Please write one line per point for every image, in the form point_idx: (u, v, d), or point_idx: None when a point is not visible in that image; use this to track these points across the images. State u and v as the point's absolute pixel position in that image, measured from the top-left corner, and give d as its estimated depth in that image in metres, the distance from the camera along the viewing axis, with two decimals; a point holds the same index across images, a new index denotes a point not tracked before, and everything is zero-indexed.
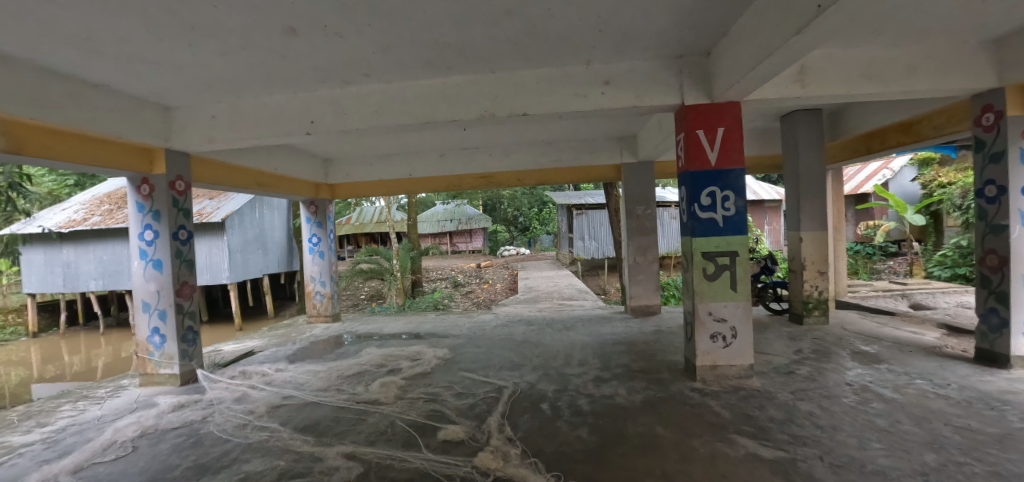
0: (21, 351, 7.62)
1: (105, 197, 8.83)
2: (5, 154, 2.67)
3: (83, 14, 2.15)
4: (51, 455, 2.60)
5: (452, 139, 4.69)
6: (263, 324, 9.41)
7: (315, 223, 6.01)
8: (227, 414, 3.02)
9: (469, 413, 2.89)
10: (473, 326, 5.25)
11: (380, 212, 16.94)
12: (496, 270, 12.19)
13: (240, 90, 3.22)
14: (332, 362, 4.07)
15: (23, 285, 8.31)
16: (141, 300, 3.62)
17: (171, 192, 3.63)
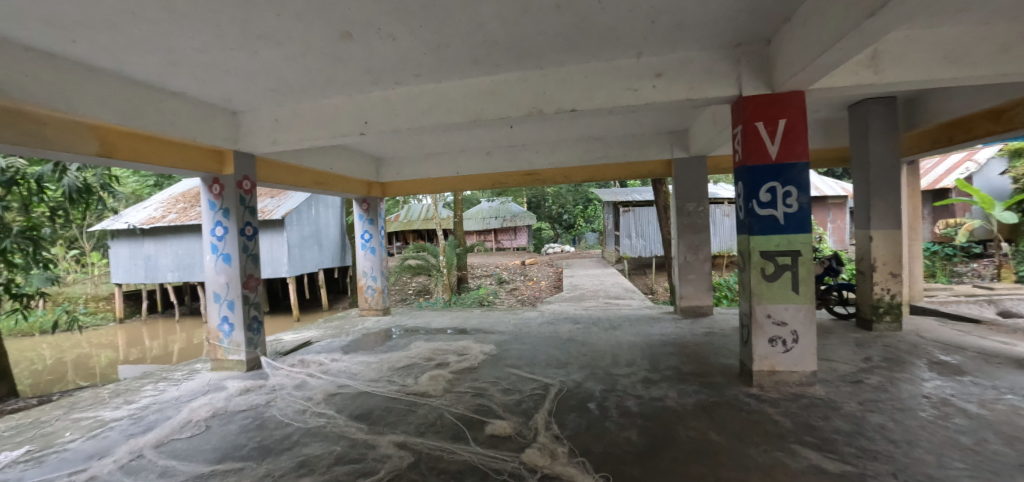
0: (109, 335, 8.45)
1: (180, 197, 9.62)
2: (98, 157, 3.01)
3: (164, 28, 2.33)
4: (137, 429, 2.87)
5: (499, 137, 4.71)
6: (317, 316, 9.91)
7: (367, 220, 6.21)
8: (288, 400, 3.20)
9: (516, 409, 2.90)
10: (519, 322, 5.27)
11: (428, 209, 17.42)
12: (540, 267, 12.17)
13: (299, 94, 3.39)
14: (382, 354, 4.21)
15: (111, 275, 9.21)
16: (213, 291, 3.91)
17: (239, 191, 3.88)
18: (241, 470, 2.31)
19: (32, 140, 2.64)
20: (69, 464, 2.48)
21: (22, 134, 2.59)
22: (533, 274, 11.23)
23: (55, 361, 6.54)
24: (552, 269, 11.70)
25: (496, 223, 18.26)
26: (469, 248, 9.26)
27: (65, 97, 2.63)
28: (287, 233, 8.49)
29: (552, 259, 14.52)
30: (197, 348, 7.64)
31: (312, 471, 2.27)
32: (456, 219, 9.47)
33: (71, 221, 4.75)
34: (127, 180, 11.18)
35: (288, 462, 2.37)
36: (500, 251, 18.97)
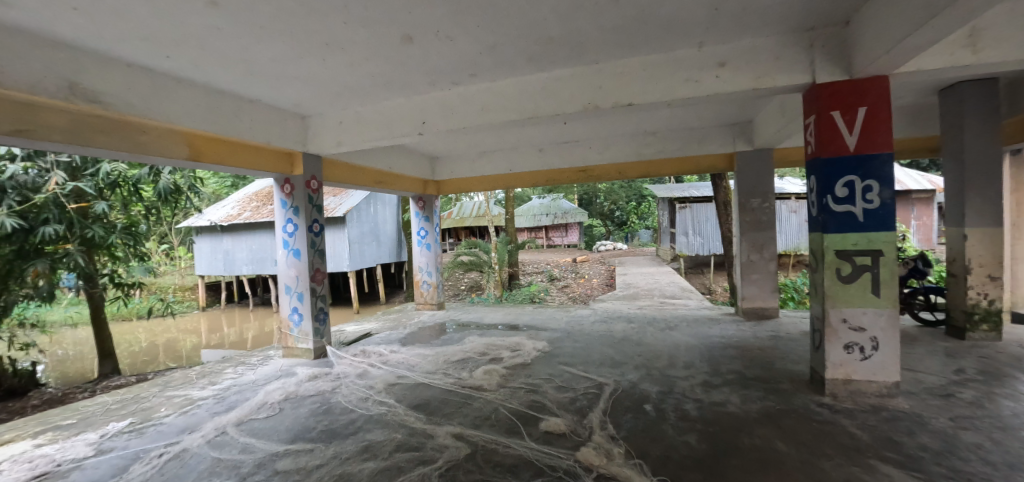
0: (193, 322, 9.34)
1: (253, 196, 10.43)
2: (187, 161, 3.32)
3: (244, 40, 2.52)
4: (220, 408, 3.15)
5: (553, 134, 4.70)
6: (375, 309, 10.40)
7: (423, 217, 6.41)
8: (352, 387, 3.38)
9: (571, 407, 2.89)
10: (572, 320, 5.24)
11: (479, 206, 17.74)
12: (591, 265, 12.01)
13: (361, 97, 3.55)
14: (438, 347, 4.35)
15: (196, 268, 10.16)
16: (284, 283, 4.20)
17: (307, 190, 4.14)
18: (312, 451, 2.47)
19: (130, 146, 2.97)
20: (165, 436, 2.76)
21: (121, 140, 2.92)
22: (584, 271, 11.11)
23: (150, 343, 7.32)
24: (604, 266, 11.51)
25: (546, 220, 18.14)
26: (520, 245, 9.30)
27: (160, 107, 2.92)
28: (347, 230, 8.95)
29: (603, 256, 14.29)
30: (268, 335, 8.27)
31: (375, 455, 2.39)
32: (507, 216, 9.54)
33: (163, 218, 5.28)
34: (209, 181, 12.29)
35: (354, 446, 2.51)
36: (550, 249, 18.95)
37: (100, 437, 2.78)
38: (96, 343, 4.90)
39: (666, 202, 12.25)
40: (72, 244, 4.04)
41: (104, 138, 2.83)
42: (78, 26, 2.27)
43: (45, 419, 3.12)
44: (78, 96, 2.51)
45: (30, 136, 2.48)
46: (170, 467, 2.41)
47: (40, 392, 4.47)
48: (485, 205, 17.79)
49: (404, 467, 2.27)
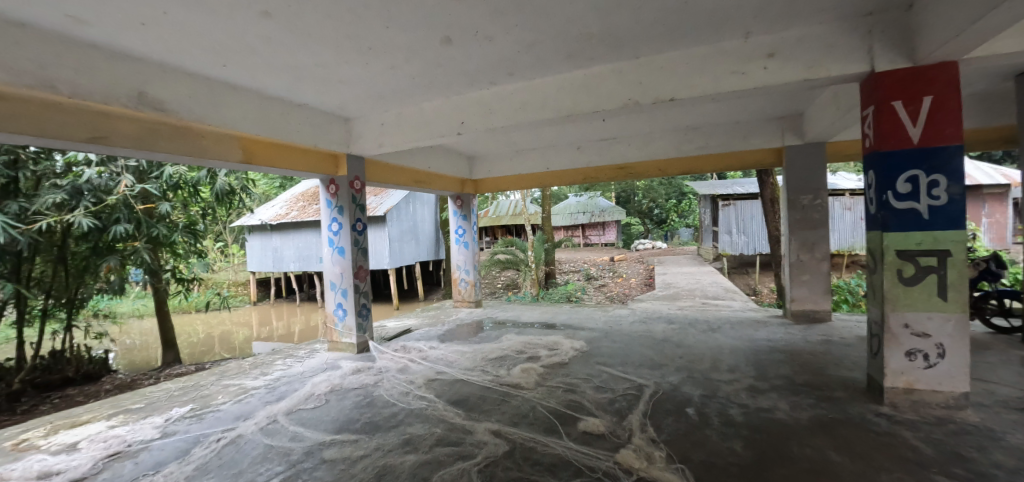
0: (245, 315, 9.91)
1: (299, 196, 10.92)
2: (241, 163, 3.52)
3: (293, 48, 2.63)
4: (271, 398, 3.32)
5: (591, 131, 4.65)
6: (413, 306, 10.66)
7: (461, 216, 6.50)
8: (393, 381, 3.49)
9: (609, 408, 2.85)
10: (610, 319, 5.18)
11: (516, 205, 17.83)
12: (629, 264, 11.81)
13: (401, 99, 3.64)
14: (476, 345, 4.40)
15: (248, 265, 10.75)
16: (330, 280, 4.37)
17: (351, 190, 4.29)
18: (357, 442, 2.57)
19: (192, 151, 3.18)
20: (223, 422, 2.95)
21: (183, 146, 3.14)
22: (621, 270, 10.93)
23: (207, 335, 7.83)
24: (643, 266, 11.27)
25: (583, 219, 17.99)
26: (557, 243, 9.25)
27: (217, 114, 3.10)
28: (388, 228, 9.22)
29: (641, 255, 14.01)
30: (313, 329, 8.64)
31: (416, 448, 2.46)
32: (543, 214, 9.52)
33: (218, 217, 5.61)
34: (260, 182, 12.99)
35: (396, 439, 2.58)
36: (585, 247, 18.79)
37: (166, 421, 3.01)
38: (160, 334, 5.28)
39: (708, 200, 11.87)
40: (140, 242, 4.36)
41: (168, 143, 3.05)
42: (145, 40, 2.45)
43: (118, 402, 3.40)
44: (145, 105, 2.71)
45: (105, 143, 2.72)
46: (227, 452, 2.57)
47: (113, 378, 4.86)
48: (521, 204, 17.89)
49: (444, 461, 2.32)
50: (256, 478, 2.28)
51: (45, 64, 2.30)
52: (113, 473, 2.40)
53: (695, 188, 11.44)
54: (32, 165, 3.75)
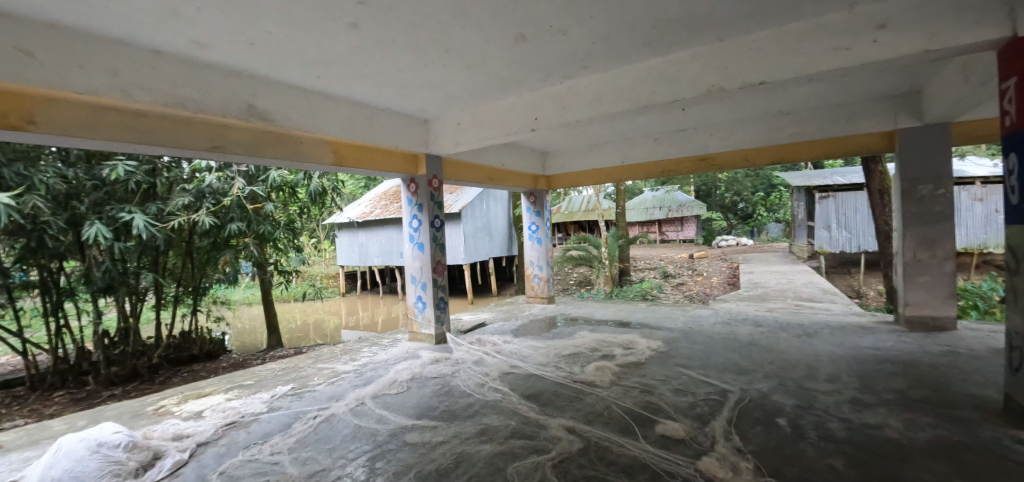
0: (335, 305, 10.85)
1: (381, 195, 11.70)
2: (333, 166, 3.83)
3: (378, 55, 2.81)
4: (359, 382, 3.59)
5: (669, 122, 4.44)
6: (486, 301, 10.94)
7: (534, 212, 6.55)
8: (469, 373, 3.61)
9: (689, 413, 2.71)
10: (690, 320, 4.92)
11: (588, 201, 17.64)
12: (710, 262, 11.09)
13: (475, 99, 3.74)
14: (549, 341, 4.41)
15: (338, 259, 11.75)
16: (410, 274, 4.63)
17: (429, 188, 4.49)
18: (435, 428, 2.70)
19: (292, 156, 3.52)
20: (318, 401, 3.25)
21: (285, 151, 3.49)
22: (701, 269, 10.30)
23: (304, 322, 8.70)
24: (726, 264, 10.54)
25: (660, 214, 17.41)
26: (631, 240, 8.97)
27: (312, 121, 3.40)
28: (462, 225, 9.57)
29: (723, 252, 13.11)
30: (394, 320, 9.23)
31: (492, 439, 2.52)
32: (617, 210, 9.26)
33: (313, 215, 6.15)
34: (348, 183, 14.13)
35: (472, 428, 2.67)
36: (660, 244, 18.02)
37: (272, 397, 3.39)
38: (267, 320, 5.94)
39: (804, 192, 10.78)
40: (249, 238, 4.93)
41: (274, 149, 3.41)
42: (254, 58, 2.76)
43: (235, 378, 3.89)
44: (254, 116, 3.05)
45: (222, 151, 3.12)
46: (322, 428, 2.83)
47: (228, 357, 5.55)
48: (594, 200, 17.64)
49: (518, 454, 2.35)
50: (347, 454, 2.48)
51: (176, 84, 2.68)
52: (230, 440, 2.76)
53: (786, 179, 10.46)
54: (166, 173, 4.34)
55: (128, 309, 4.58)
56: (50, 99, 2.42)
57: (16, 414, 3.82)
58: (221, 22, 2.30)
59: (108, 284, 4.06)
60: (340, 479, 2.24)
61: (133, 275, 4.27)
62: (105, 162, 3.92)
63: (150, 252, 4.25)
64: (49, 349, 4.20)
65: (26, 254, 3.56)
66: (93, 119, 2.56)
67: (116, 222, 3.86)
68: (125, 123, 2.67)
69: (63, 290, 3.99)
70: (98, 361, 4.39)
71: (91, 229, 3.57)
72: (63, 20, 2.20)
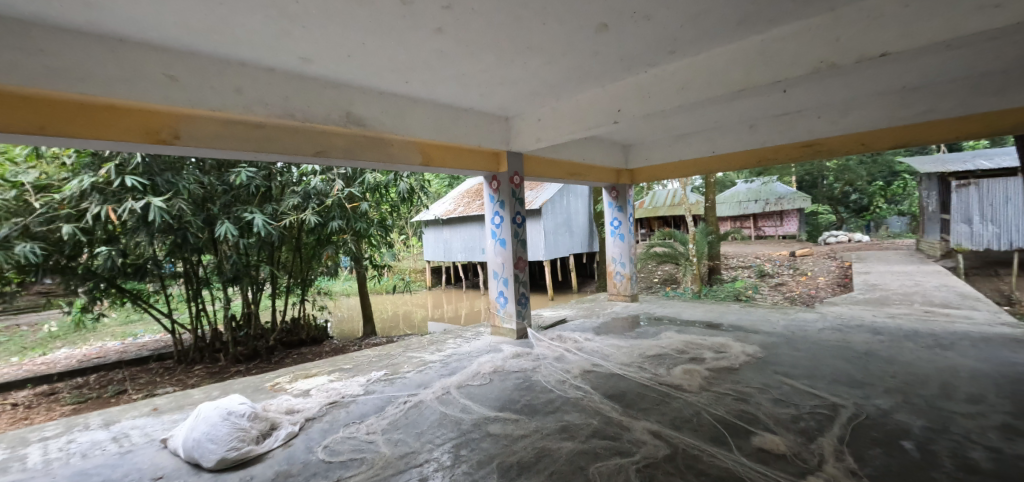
0: (422, 298, 11.53)
1: (465, 193, 12.14)
2: (420, 166, 4.01)
3: (460, 57, 2.88)
4: (445, 372, 3.76)
5: (767, 106, 4.05)
6: (567, 298, 10.89)
7: (617, 207, 6.36)
8: (550, 369, 3.62)
9: (791, 426, 2.47)
10: (792, 324, 4.48)
11: (674, 195, 16.90)
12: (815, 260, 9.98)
13: (556, 94, 3.70)
14: (634, 340, 4.27)
15: (425, 254, 12.44)
16: (493, 269, 4.75)
17: (511, 185, 4.55)
18: (517, 421, 2.74)
19: (385, 158, 3.75)
20: (408, 388, 3.47)
21: (378, 154, 3.72)
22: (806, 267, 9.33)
23: (394, 313, 9.35)
24: (837, 262, 9.40)
25: (755, 208, 16.32)
26: (723, 235, 8.34)
27: (401, 123, 3.59)
28: (543, 221, 9.61)
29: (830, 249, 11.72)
30: (476, 314, 9.57)
31: (573, 437, 2.51)
32: (707, 204, 8.73)
33: (403, 213, 6.51)
34: (434, 182, 14.90)
35: (553, 424, 2.68)
36: (754, 241, 16.59)
37: (369, 380, 3.67)
38: (364, 310, 6.45)
39: (938, 180, 9.31)
40: (348, 235, 5.30)
41: (369, 152, 3.66)
42: (351, 69, 2.97)
43: (337, 362, 4.27)
44: (352, 122, 3.30)
45: (325, 156, 3.41)
46: (413, 413, 3.01)
47: (331, 342, 6.11)
48: (680, 193, 16.76)
49: (601, 454, 2.31)
50: (434, 440, 2.61)
51: (287, 97, 2.98)
52: (332, 417, 3.05)
53: (912, 165, 9.08)
54: (279, 177, 4.84)
55: (250, 296, 5.22)
56: (194, 117, 2.82)
57: (167, 383, 4.53)
58: (322, 37, 2.50)
59: (234, 275, 4.64)
60: (428, 462, 2.36)
61: (254, 267, 4.85)
62: (232, 169, 4.49)
63: (266, 247, 4.78)
64: (191, 329, 4.92)
65: (174, 249, 4.18)
66: (223, 132, 2.94)
67: (240, 221, 4.39)
68: (247, 134, 3.03)
69: (200, 279, 4.68)
70: (227, 341, 5.07)
71: (222, 227, 4.10)
72: (199, 46, 2.54)
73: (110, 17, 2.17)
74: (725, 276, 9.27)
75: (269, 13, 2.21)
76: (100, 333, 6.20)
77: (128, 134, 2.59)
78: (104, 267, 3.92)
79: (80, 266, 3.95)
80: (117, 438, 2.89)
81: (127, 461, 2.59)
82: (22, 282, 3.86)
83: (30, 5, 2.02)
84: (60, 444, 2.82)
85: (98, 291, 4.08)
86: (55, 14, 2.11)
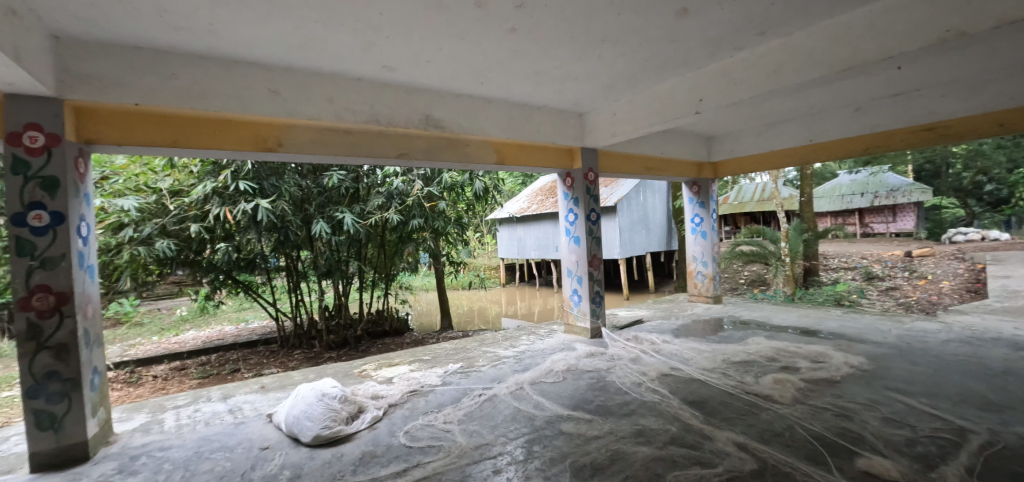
0: (497, 295, 11.82)
1: (538, 191, 12.21)
2: (494, 164, 4.09)
3: (534, 55, 2.88)
4: (519, 368, 3.82)
5: (876, 86, 3.59)
6: (643, 298, 10.54)
7: (698, 203, 6.03)
8: (625, 370, 3.53)
9: (906, 451, 2.18)
10: (909, 335, 3.95)
11: (763, 189, 15.66)
12: (936, 261, 8.68)
13: (632, 86, 3.59)
14: (717, 344, 4.04)
15: (499, 251, 12.71)
16: (566, 267, 4.74)
17: (585, 182, 4.49)
18: (591, 421, 2.72)
19: (461, 158, 3.87)
20: (484, 381, 3.58)
21: (455, 154, 3.85)
22: (925, 269, 8.14)
23: (470, 309, 9.67)
24: (966, 264, 8.10)
25: (862, 201, 15.09)
26: (822, 234, 7.56)
27: (476, 124, 3.68)
28: (618, 218, 9.39)
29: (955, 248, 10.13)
30: (549, 312, 9.57)
31: (649, 442, 2.43)
32: (801, 198, 7.94)
33: (478, 212, 6.68)
34: (507, 180, 15.18)
35: (628, 427, 2.62)
36: (857, 240, 14.82)
37: (447, 372, 3.85)
38: (443, 304, 6.72)
39: None
40: (427, 233, 5.54)
41: (446, 153, 3.80)
42: (430, 73, 3.10)
43: (417, 353, 4.51)
44: (430, 125, 3.44)
45: (406, 157, 3.60)
46: (488, 406, 3.09)
47: (412, 334, 6.45)
48: (770, 187, 15.49)
49: (679, 462, 2.21)
50: (507, 434, 2.67)
51: (372, 104, 3.18)
52: (413, 405, 3.23)
53: None
54: (365, 178, 5.16)
55: (341, 289, 5.68)
56: (294, 126, 3.12)
57: (272, 364, 5.09)
58: (403, 45, 2.63)
59: (327, 269, 5.10)
60: (502, 455, 2.42)
61: (344, 263, 5.26)
62: (325, 172, 4.88)
63: (355, 244, 5.16)
64: (291, 318, 5.47)
65: (278, 246, 4.67)
66: (318, 139, 3.21)
67: (333, 220, 4.77)
68: (338, 139, 3.29)
69: (299, 273, 5.18)
70: (322, 329, 5.56)
71: (318, 226, 4.50)
72: (298, 62, 2.80)
73: (226, 42, 2.46)
74: (823, 278, 8.39)
75: (357, 27, 2.37)
76: (219, 318, 7.12)
77: (241, 144, 2.93)
78: (223, 261, 4.50)
79: (204, 260, 4.56)
80: (232, 410, 3.30)
81: (240, 431, 2.95)
82: (160, 273, 4.55)
83: (166, 36, 2.36)
84: (189, 412, 3.29)
85: (218, 281, 4.70)
86: (186, 42, 2.44)
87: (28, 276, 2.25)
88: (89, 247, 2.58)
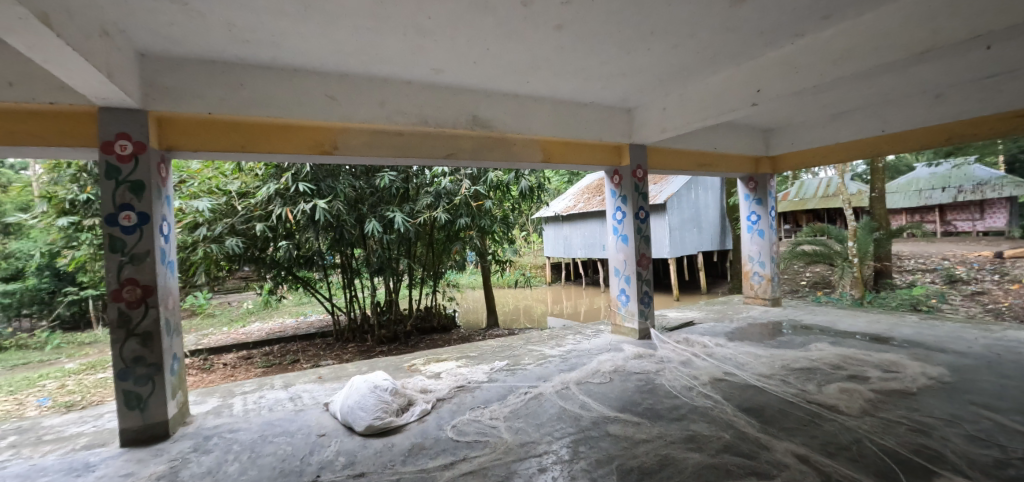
0: (543, 294, 11.82)
1: (584, 188, 12.09)
2: (540, 163, 4.09)
3: (580, 51, 2.85)
4: (565, 367, 3.81)
5: (960, 69, 3.25)
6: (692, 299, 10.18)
7: (755, 200, 5.74)
8: (676, 373, 3.44)
9: (996, 473, 1.98)
10: (1001, 345, 3.56)
11: (829, 184, 14.63)
12: None
13: (682, 79, 3.47)
14: (776, 349, 3.84)
15: (545, 250, 12.71)
16: (613, 267, 4.66)
17: (633, 179, 4.40)
18: (639, 424, 2.67)
19: (507, 157, 3.91)
20: (529, 379, 3.60)
21: (501, 153, 3.89)
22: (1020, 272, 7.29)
23: (516, 308, 9.73)
24: None
25: (942, 197, 13.73)
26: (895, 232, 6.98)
27: (522, 123, 3.70)
28: (667, 217, 9.10)
29: None
30: (595, 312, 9.44)
31: (701, 449, 2.35)
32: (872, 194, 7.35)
33: (524, 211, 6.69)
34: (553, 178, 15.14)
35: (679, 432, 2.54)
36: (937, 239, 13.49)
37: (494, 368, 3.91)
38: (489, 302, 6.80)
39: None
40: (473, 232, 5.63)
41: (492, 152, 3.84)
42: (478, 74, 3.15)
43: (464, 349, 4.61)
44: (477, 125, 3.49)
45: (454, 158, 3.68)
46: (534, 404, 3.12)
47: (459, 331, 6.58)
48: (835, 182, 14.49)
49: (733, 471, 2.12)
50: (553, 433, 2.67)
51: (422, 107, 3.28)
52: (460, 400, 3.31)
53: None
54: (415, 178, 5.28)
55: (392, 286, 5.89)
56: (349, 130, 3.27)
57: (327, 356, 5.39)
58: (451, 47, 2.68)
59: (379, 266, 5.33)
60: (547, 454, 2.42)
61: (393, 260, 5.45)
62: (377, 173, 5.06)
63: (405, 242, 5.33)
64: (346, 312, 5.75)
65: (333, 244, 4.93)
66: (372, 141, 3.35)
67: (384, 219, 4.95)
68: (390, 141, 3.41)
69: (353, 270, 5.44)
70: (374, 324, 5.80)
71: (371, 225, 4.71)
72: (353, 68, 2.92)
73: (289, 52, 2.62)
74: (896, 280, 7.73)
75: (407, 32, 2.44)
76: (281, 312, 7.60)
77: (302, 148, 3.11)
78: (285, 258, 4.80)
79: (268, 257, 4.89)
80: (293, 398, 3.52)
81: (299, 417, 3.14)
82: (228, 268, 4.94)
83: (237, 49, 2.55)
84: (255, 397, 3.55)
85: (280, 277, 5.02)
86: (254, 53, 2.62)
87: (120, 270, 2.51)
88: (169, 245, 2.84)
